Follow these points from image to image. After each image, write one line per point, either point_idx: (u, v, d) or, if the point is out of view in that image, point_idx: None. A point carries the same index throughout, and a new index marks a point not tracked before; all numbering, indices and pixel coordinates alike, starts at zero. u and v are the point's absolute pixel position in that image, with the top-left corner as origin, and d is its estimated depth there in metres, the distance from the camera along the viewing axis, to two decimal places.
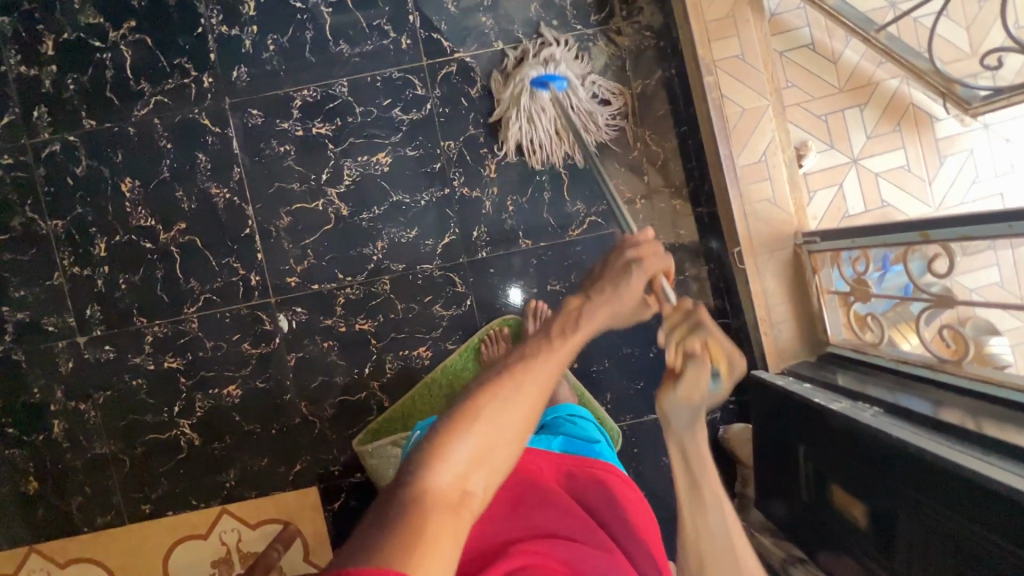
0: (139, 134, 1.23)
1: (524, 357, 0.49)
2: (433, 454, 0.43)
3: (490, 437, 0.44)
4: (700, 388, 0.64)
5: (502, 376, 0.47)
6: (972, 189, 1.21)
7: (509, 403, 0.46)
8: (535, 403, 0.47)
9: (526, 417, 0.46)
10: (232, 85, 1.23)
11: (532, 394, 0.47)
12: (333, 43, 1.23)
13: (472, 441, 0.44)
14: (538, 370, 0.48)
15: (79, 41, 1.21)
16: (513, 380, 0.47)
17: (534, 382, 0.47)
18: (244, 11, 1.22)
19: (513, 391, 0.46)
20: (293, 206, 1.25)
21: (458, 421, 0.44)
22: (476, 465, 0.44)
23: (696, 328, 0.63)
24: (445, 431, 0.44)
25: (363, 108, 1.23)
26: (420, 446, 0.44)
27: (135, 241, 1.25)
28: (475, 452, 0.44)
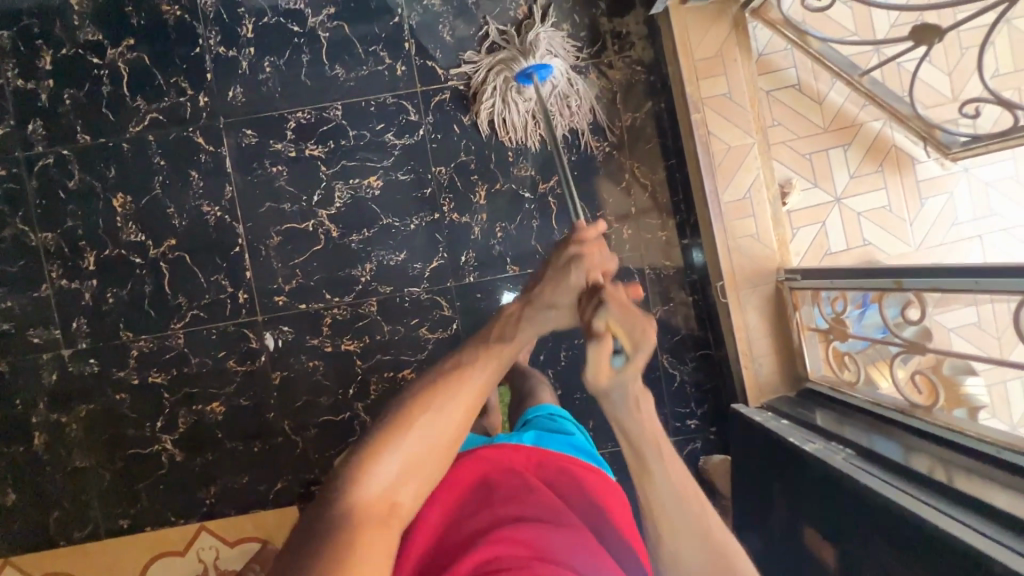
0: (133, 150, 1.24)
1: (454, 374, 0.56)
2: (363, 469, 0.50)
3: (418, 453, 0.52)
4: (610, 368, 0.55)
5: (436, 386, 0.55)
6: (951, 231, 1.24)
7: (437, 421, 0.53)
8: (462, 412, 0.55)
9: (455, 425, 0.54)
10: (227, 104, 1.24)
11: (458, 409, 0.54)
12: (328, 67, 1.24)
13: (406, 450, 0.51)
14: (469, 381, 0.56)
15: (77, 56, 1.23)
16: (442, 400, 0.54)
17: (460, 402, 0.54)
18: (242, 33, 1.23)
19: (442, 408, 0.54)
20: (284, 225, 1.26)
21: (391, 433, 0.51)
22: (411, 470, 0.51)
23: (598, 308, 0.58)
24: (382, 439, 0.51)
25: (356, 132, 1.25)
26: (353, 458, 0.51)
27: (124, 256, 1.25)
28: (403, 466, 0.51)
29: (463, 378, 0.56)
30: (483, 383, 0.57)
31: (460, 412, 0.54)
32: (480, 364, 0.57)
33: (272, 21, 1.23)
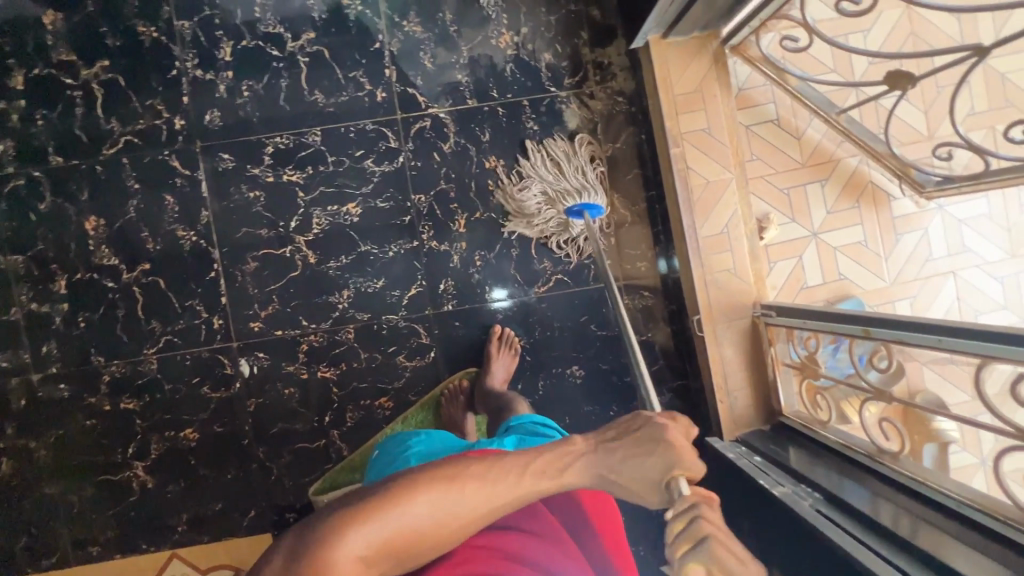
0: (107, 173, 1.22)
1: (475, 476, 0.57)
2: (351, 524, 0.53)
3: (403, 534, 0.53)
4: None
5: (453, 478, 0.57)
6: (925, 267, 1.25)
7: (438, 515, 0.55)
8: (464, 511, 0.56)
9: (452, 522, 0.55)
10: (204, 128, 1.23)
11: (461, 511, 0.56)
12: (308, 92, 1.23)
13: (396, 525, 0.53)
14: (486, 486, 0.57)
15: (50, 77, 1.20)
16: (452, 493, 0.56)
17: (466, 499, 0.56)
18: (220, 56, 1.22)
19: (445, 500, 0.55)
20: (260, 251, 1.25)
21: (390, 499, 0.55)
22: (388, 549, 0.53)
23: (696, 544, 0.47)
24: (382, 501, 0.55)
25: (335, 158, 1.24)
26: (349, 509, 0.54)
27: (97, 280, 1.23)
28: (384, 542, 0.53)
29: (481, 483, 0.57)
30: (499, 494, 0.57)
31: (460, 512, 0.55)
32: (509, 477, 0.58)
33: (251, 45, 1.22)
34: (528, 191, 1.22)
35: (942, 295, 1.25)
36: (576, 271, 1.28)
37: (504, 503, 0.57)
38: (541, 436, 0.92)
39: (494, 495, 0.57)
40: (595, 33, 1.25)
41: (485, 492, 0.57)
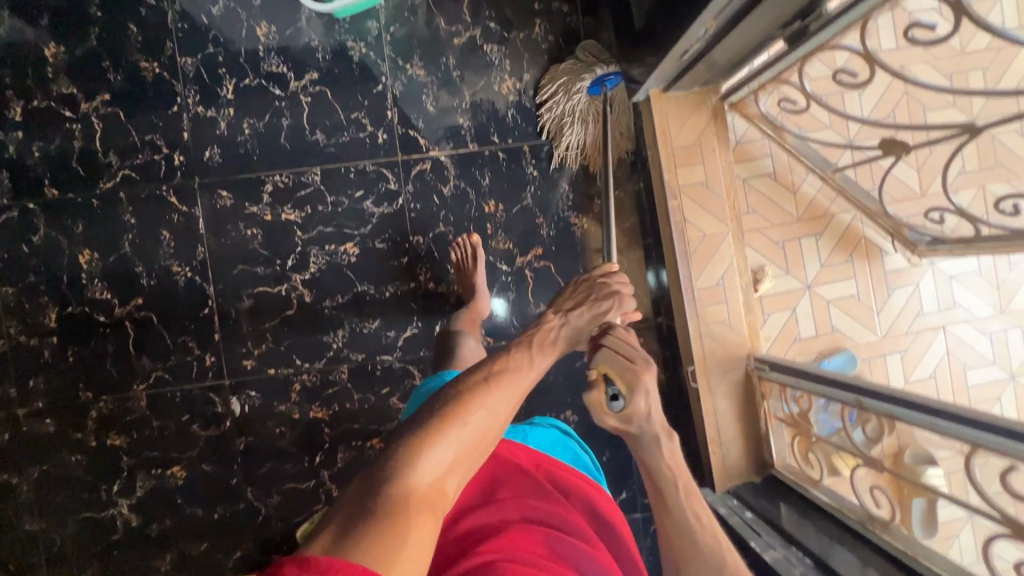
0: (103, 207, 1.21)
1: (504, 373, 0.62)
2: (415, 457, 0.53)
3: (466, 449, 0.56)
4: (604, 412, 0.64)
5: (489, 382, 0.60)
6: (916, 321, 1.27)
7: (487, 416, 0.58)
8: (508, 408, 0.60)
9: (501, 420, 0.60)
10: (204, 165, 1.22)
11: (505, 407, 0.60)
12: (309, 132, 1.23)
13: (456, 444, 0.55)
14: (517, 382, 0.62)
15: (48, 109, 1.20)
16: (493, 394, 0.60)
17: (507, 397, 0.60)
18: (222, 94, 1.22)
19: (492, 402, 0.59)
20: (256, 288, 1.24)
21: (443, 426, 0.56)
22: (452, 468, 0.55)
23: (597, 351, 0.69)
24: (434, 430, 0.55)
25: (334, 198, 1.24)
26: (407, 443, 0.54)
27: (88, 314, 1.22)
28: (452, 457, 0.55)
29: (514, 376, 0.62)
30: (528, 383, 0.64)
31: (505, 408, 0.60)
32: (529, 366, 0.65)
33: (254, 84, 1.22)
34: (568, 130, 1.23)
35: (933, 350, 1.27)
36: None
37: (529, 384, 0.64)
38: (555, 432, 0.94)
39: (524, 382, 0.63)
40: None
41: (516, 384, 0.62)
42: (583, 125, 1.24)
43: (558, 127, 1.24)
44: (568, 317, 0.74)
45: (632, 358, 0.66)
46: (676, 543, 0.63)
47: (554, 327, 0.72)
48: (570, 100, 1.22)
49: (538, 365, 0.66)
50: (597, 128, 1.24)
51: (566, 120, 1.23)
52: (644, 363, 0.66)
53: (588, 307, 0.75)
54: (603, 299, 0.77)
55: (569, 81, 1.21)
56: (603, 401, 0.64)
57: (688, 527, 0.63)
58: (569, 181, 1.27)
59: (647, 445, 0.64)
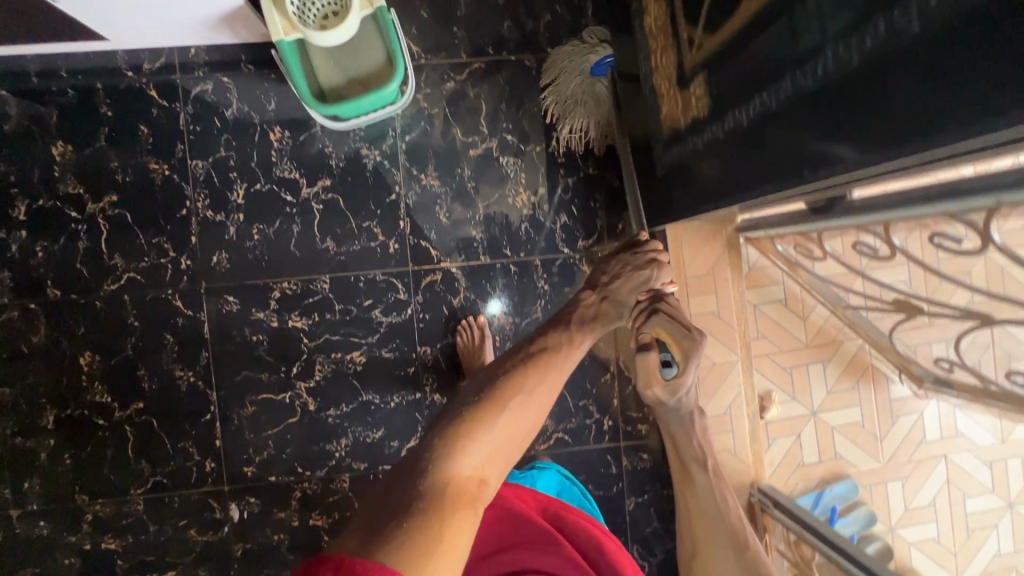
0: (106, 309, 1.19)
1: (543, 356, 0.60)
2: (452, 450, 0.52)
3: (504, 440, 0.54)
4: (657, 375, 0.62)
5: (526, 369, 0.58)
6: (918, 449, 1.27)
7: (528, 400, 0.56)
8: (547, 394, 0.58)
9: (540, 409, 0.57)
10: (211, 270, 1.20)
11: (545, 393, 0.58)
12: (319, 239, 1.22)
13: (492, 435, 0.54)
14: (556, 368, 0.59)
15: (54, 209, 1.17)
16: (530, 382, 0.57)
17: (548, 381, 0.58)
18: (232, 199, 1.20)
19: (532, 388, 0.57)
20: (260, 395, 1.22)
21: (479, 415, 0.54)
22: (490, 460, 0.54)
23: (650, 318, 0.67)
24: (471, 422, 0.54)
25: (342, 306, 1.23)
26: (445, 434, 0.53)
27: (88, 417, 1.20)
28: (490, 449, 0.54)
29: (551, 362, 0.60)
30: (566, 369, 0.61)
31: (545, 392, 0.58)
32: (571, 346, 0.62)
33: (265, 189, 1.20)
34: (567, 112, 1.19)
35: (934, 477, 1.26)
36: (577, 430, 1.29)
37: (573, 360, 0.62)
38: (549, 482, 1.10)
39: (564, 364, 0.60)
40: (611, 197, 1.26)
41: (556, 366, 0.59)
42: (582, 106, 1.19)
43: (558, 107, 1.20)
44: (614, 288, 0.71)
45: (686, 329, 0.64)
46: (696, 533, 0.55)
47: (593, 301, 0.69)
48: (567, 79, 1.18)
49: (581, 342, 0.64)
50: (601, 111, 1.18)
51: (565, 100, 1.19)
52: (694, 334, 0.64)
53: (639, 272, 0.73)
54: (642, 269, 0.74)
55: (570, 68, 1.17)
56: (654, 364, 0.62)
57: (716, 502, 0.55)
58: None
59: (683, 416, 0.60)
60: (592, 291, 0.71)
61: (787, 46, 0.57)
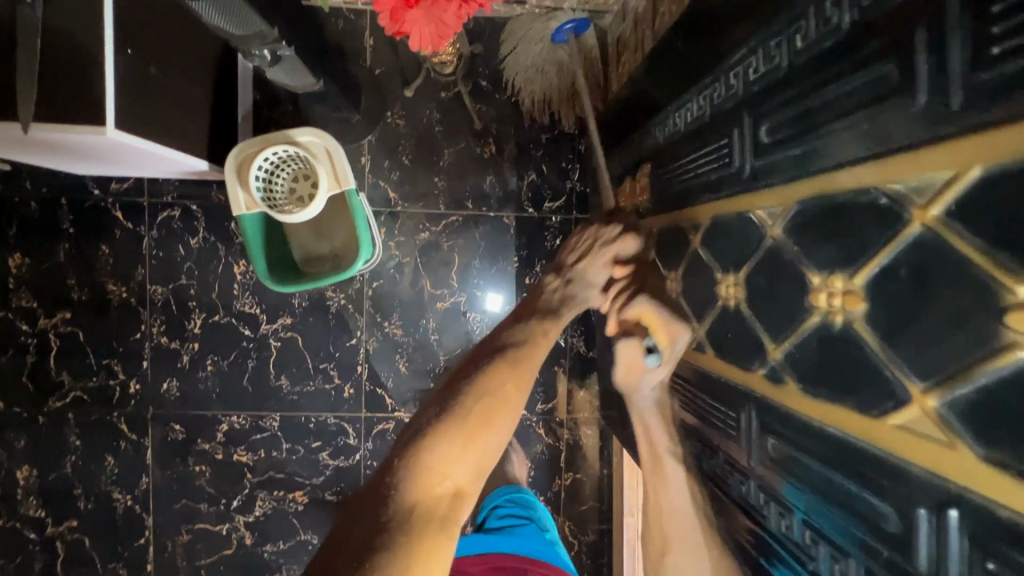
0: (49, 424, 1.17)
1: (513, 347, 0.49)
2: (416, 467, 0.41)
3: (481, 442, 0.43)
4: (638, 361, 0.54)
5: (498, 357, 0.48)
6: None
7: (498, 396, 0.45)
8: (528, 385, 0.47)
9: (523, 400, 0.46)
10: (160, 396, 1.19)
11: (525, 380, 0.47)
12: (273, 377, 1.20)
13: (462, 437, 0.42)
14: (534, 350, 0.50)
15: (5, 319, 1.15)
16: (503, 365, 0.47)
17: (517, 377, 0.47)
18: (189, 327, 1.18)
19: (497, 385, 0.45)
20: (196, 524, 1.21)
21: (445, 418, 0.43)
22: (464, 470, 0.42)
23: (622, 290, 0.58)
24: (434, 428, 0.43)
25: (290, 445, 1.21)
26: (407, 447, 0.43)
27: (19, 529, 1.18)
28: (464, 454, 0.42)
29: (529, 346, 0.50)
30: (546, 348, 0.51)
31: (518, 388, 0.46)
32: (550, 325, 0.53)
33: (223, 321, 1.18)
34: (530, 83, 1.14)
35: None
36: None
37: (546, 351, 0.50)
38: (500, 510, 0.93)
39: (539, 352, 0.50)
40: (576, 363, 1.23)
41: (530, 357, 0.48)
42: (544, 76, 1.13)
43: (519, 76, 1.14)
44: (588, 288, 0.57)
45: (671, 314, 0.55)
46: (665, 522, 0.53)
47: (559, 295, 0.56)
48: (529, 45, 1.10)
49: (556, 327, 0.53)
50: (564, 81, 1.12)
51: (527, 70, 1.13)
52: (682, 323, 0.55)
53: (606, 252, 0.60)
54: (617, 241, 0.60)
55: (530, 35, 1.10)
56: (629, 357, 0.54)
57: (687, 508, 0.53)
58: (532, 459, 1.23)
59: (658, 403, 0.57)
60: (558, 280, 0.58)
61: (720, 430, 0.55)
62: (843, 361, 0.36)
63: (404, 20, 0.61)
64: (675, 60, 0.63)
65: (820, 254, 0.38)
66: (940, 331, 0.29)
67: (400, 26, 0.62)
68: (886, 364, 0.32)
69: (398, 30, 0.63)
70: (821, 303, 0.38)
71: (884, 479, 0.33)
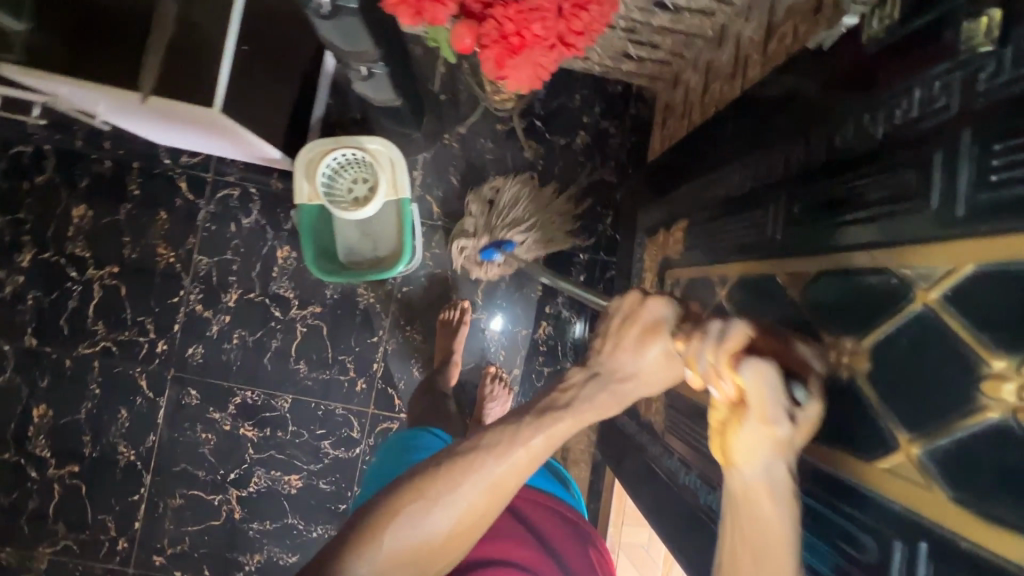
0: (74, 369, 1.23)
1: (477, 458, 0.46)
2: (354, 551, 0.45)
3: (410, 549, 0.46)
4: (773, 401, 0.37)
5: (458, 459, 0.47)
6: None
7: (441, 504, 0.46)
8: (482, 504, 0.46)
9: (470, 516, 0.46)
10: (183, 360, 1.25)
11: (479, 498, 0.46)
12: (293, 360, 1.26)
13: (393, 544, 0.45)
14: (499, 467, 0.46)
15: (56, 263, 1.22)
16: (456, 478, 0.46)
17: (475, 494, 0.46)
18: (224, 299, 1.25)
19: (444, 494, 0.46)
20: (191, 490, 1.25)
21: (383, 515, 0.46)
22: (393, 567, 0.46)
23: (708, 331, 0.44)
24: (375, 523, 0.46)
25: (296, 428, 1.26)
26: (353, 531, 0.46)
27: (21, 466, 1.22)
28: (394, 556, 0.45)
29: (494, 459, 0.46)
30: (522, 468, 0.46)
31: (473, 505, 0.46)
32: (531, 444, 0.46)
33: (257, 299, 1.25)
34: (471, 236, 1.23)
35: None
36: None
37: (522, 474, 0.47)
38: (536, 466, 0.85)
39: (511, 472, 0.46)
40: None
41: (489, 474, 0.46)
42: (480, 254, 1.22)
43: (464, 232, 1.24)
44: (615, 381, 0.50)
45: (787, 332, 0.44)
46: None
47: (579, 387, 0.49)
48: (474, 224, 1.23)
49: (539, 448, 0.47)
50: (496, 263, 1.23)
51: (474, 227, 1.23)
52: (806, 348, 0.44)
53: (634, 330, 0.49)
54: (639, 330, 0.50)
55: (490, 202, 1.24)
56: (772, 389, 0.37)
57: None
58: None
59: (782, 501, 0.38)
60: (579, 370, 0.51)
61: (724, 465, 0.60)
62: (840, 412, 0.42)
63: (507, 66, 0.66)
64: (728, 135, 0.72)
65: (831, 318, 0.44)
66: (935, 396, 0.35)
67: (501, 71, 0.67)
68: (881, 416, 0.38)
69: (500, 74, 0.68)
70: (828, 359, 0.44)
71: (866, 510, 0.39)
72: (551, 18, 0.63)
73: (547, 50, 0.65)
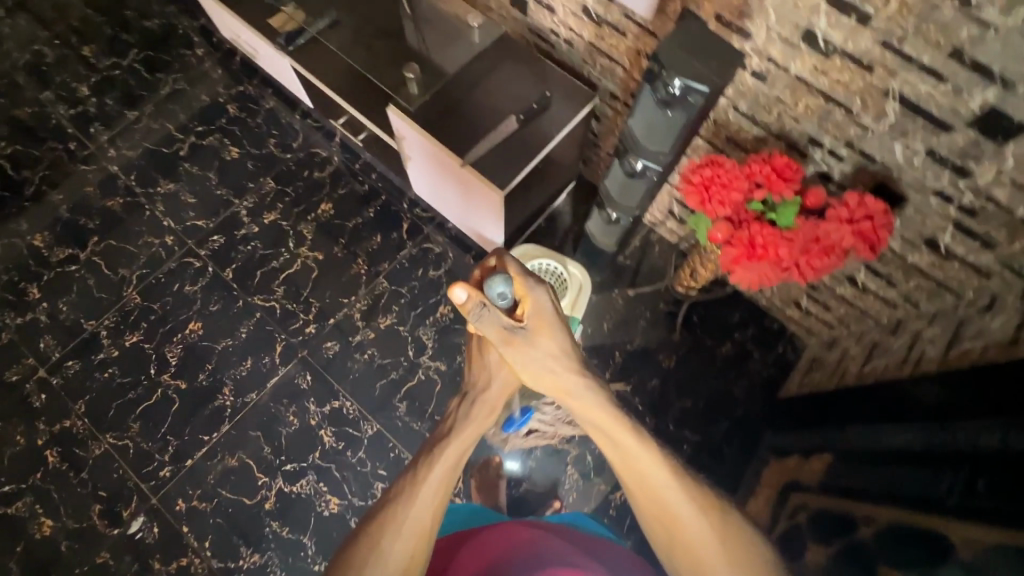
0: (239, 309, 1.43)
1: (401, 499, 0.57)
2: None
3: None
4: (501, 325, 0.61)
5: (385, 513, 0.56)
6: None
7: (372, 567, 0.53)
8: (418, 537, 0.56)
9: (413, 548, 0.55)
10: (318, 349, 1.40)
11: (415, 536, 0.55)
12: (398, 397, 1.36)
13: None
14: (423, 500, 0.57)
15: (285, 231, 1.51)
16: (388, 529, 0.55)
17: (417, 533, 0.56)
18: (378, 320, 1.43)
19: (390, 544, 0.54)
20: (247, 459, 1.30)
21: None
22: None
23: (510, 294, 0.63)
24: None
25: (363, 456, 1.31)
26: None
27: (149, 360, 1.39)
28: None
29: (412, 493, 0.57)
30: (440, 484, 0.58)
31: (411, 542, 0.55)
32: (437, 460, 0.59)
33: (402, 334, 1.41)
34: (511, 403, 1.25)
35: None
36: None
37: (443, 492, 0.58)
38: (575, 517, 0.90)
39: (433, 495, 0.58)
40: None
41: (412, 504, 0.56)
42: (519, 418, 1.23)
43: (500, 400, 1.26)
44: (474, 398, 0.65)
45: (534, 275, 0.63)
46: None
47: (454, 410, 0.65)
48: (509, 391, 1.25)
49: (444, 476, 0.59)
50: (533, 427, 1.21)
51: None
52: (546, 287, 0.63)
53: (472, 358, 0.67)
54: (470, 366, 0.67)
55: None
56: (504, 324, 0.61)
57: None
58: None
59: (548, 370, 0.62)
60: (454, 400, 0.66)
61: None
62: None
63: (740, 264, 0.86)
64: (908, 406, 0.92)
65: None
66: None
67: (734, 265, 0.87)
68: None
69: (732, 266, 0.87)
70: None
71: None
72: (793, 249, 0.83)
73: (777, 268, 0.85)
